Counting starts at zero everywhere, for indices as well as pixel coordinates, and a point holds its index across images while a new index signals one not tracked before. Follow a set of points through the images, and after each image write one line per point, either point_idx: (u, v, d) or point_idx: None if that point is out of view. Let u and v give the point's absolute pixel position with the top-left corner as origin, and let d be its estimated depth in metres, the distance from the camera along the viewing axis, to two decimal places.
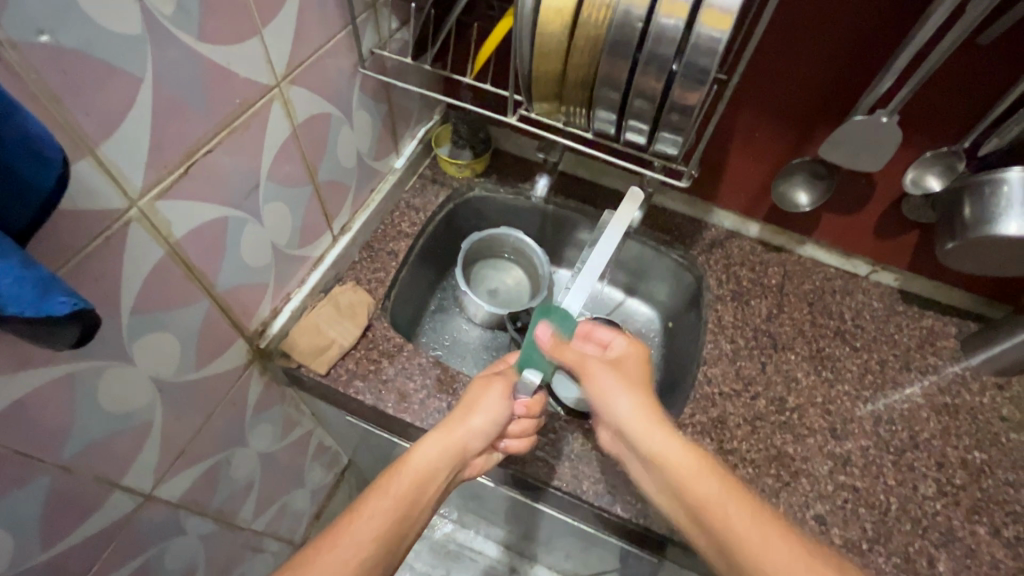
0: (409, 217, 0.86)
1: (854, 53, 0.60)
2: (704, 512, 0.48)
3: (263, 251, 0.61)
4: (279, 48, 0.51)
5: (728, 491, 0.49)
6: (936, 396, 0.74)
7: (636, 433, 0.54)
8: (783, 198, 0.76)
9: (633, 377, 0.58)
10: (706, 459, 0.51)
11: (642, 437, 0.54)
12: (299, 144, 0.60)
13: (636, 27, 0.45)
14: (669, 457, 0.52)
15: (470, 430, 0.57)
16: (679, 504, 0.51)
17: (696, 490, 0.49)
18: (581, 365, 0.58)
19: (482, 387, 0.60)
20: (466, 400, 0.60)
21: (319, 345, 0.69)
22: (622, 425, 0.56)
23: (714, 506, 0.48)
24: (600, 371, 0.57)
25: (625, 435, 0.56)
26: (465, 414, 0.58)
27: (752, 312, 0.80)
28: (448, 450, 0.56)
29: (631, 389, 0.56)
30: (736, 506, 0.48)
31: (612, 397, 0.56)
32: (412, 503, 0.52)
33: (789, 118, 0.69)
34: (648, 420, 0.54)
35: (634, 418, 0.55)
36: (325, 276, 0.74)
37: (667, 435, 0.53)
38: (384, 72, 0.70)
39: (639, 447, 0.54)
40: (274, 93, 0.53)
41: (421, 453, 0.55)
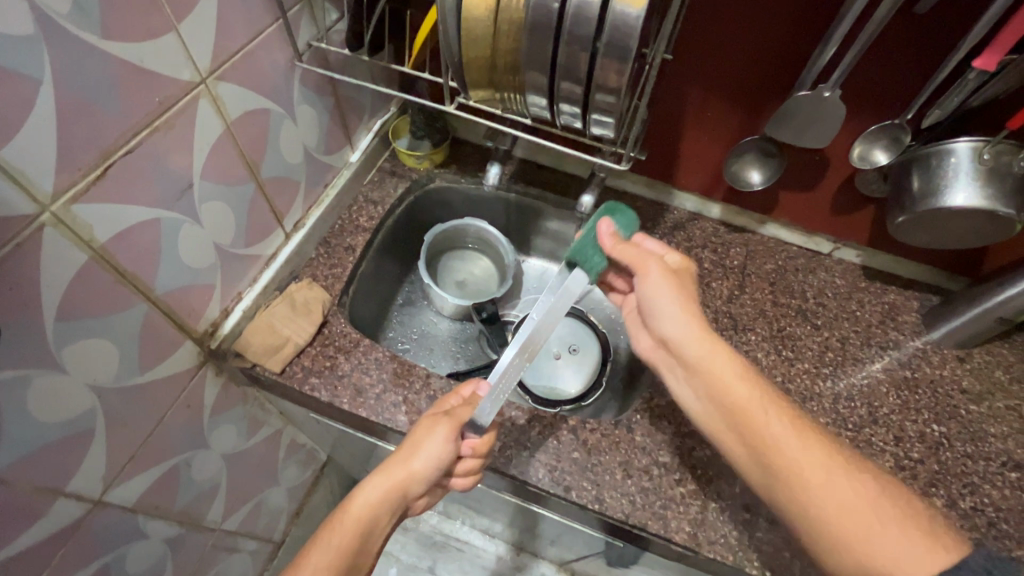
0: (367, 212, 0.85)
1: (796, 27, 0.59)
2: (743, 418, 0.54)
3: (205, 252, 0.60)
4: (199, 43, 0.50)
5: (775, 412, 0.53)
6: (896, 371, 0.74)
7: (688, 345, 0.57)
8: (736, 179, 0.75)
9: (687, 291, 0.59)
10: (765, 388, 0.55)
11: (694, 348, 0.57)
12: (235, 141, 0.59)
13: (553, 9, 0.44)
14: (725, 382, 0.55)
15: (412, 470, 0.57)
16: (724, 414, 0.56)
17: (758, 421, 0.53)
18: (634, 264, 0.60)
19: (430, 424, 0.59)
20: (410, 440, 0.59)
21: (273, 344, 0.69)
22: (671, 340, 0.58)
23: (755, 417, 0.53)
24: (653, 273, 0.59)
25: (676, 351, 0.58)
26: (406, 458, 0.58)
27: (713, 293, 0.80)
28: (389, 492, 0.57)
29: (677, 302, 0.58)
30: (774, 419, 0.53)
31: (658, 311, 0.59)
32: (353, 547, 0.54)
33: (739, 95, 0.68)
34: (699, 337, 0.57)
35: (687, 335, 0.57)
36: (279, 274, 0.74)
37: (714, 346, 0.56)
38: (327, 64, 0.69)
39: (684, 365, 0.58)
40: (199, 89, 0.52)
41: (362, 496, 0.57)
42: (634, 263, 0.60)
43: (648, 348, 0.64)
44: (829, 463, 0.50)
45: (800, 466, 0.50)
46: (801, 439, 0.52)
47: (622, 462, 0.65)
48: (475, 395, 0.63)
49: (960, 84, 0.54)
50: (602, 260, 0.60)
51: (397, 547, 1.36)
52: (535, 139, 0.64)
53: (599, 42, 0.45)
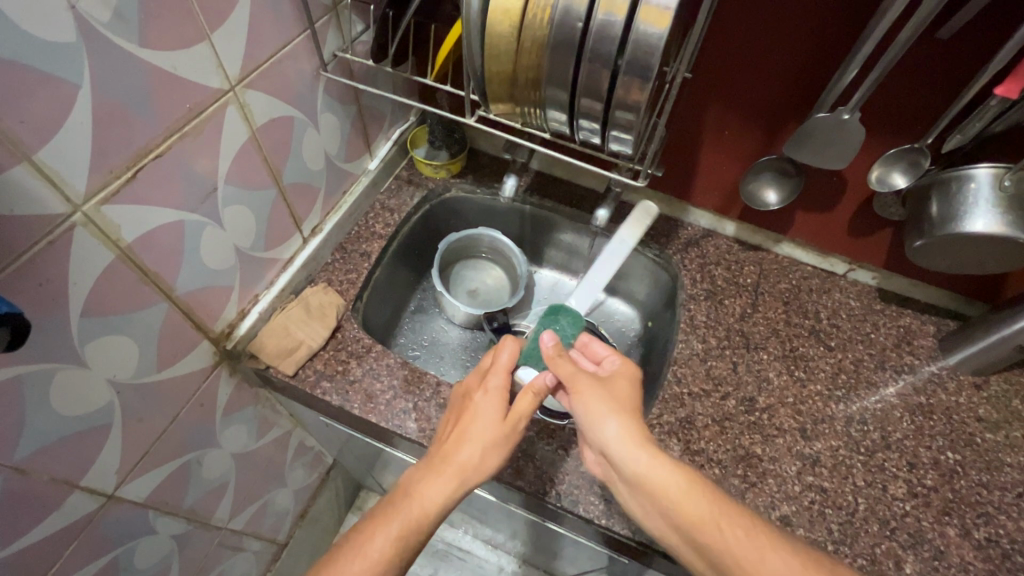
0: (383, 218, 0.86)
1: (816, 49, 0.59)
2: (698, 531, 0.49)
3: (225, 255, 0.61)
4: (230, 52, 0.51)
5: (704, 501, 0.50)
6: (910, 396, 0.73)
7: (627, 456, 0.53)
8: (752, 198, 0.75)
9: (625, 403, 0.57)
10: (687, 471, 0.52)
11: (626, 458, 0.53)
12: (259, 148, 0.60)
13: (576, 27, 0.45)
14: (655, 484, 0.51)
15: (480, 472, 0.55)
16: (667, 521, 0.51)
17: (702, 532, 0.49)
18: (568, 381, 0.59)
19: (505, 429, 0.57)
20: (479, 435, 0.56)
21: (287, 347, 0.70)
22: (608, 449, 0.55)
23: (711, 531, 0.49)
24: (586, 390, 0.58)
25: (614, 462, 0.55)
26: (478, 454, 0.55)
27: (725, 311, 0.80)
28: (459, 487, 0.54)
29: (615, 413, 0.56)
30: (716, 527, 0.49)
31: (598, 421, 0.56)
32: (419, 538, 0.52)
33: (757, 115, 0.68)
34: (635, 442, 0.53)
35: (621, 443, 0.54)
36: (295, 278, 0.75)
37: (649, 451, 0.53)
38: (351, 74, 0.70)
39: (626, 480, 0.54)
40: (228, 96, 0.53)
41: (435, 489, 0.53)
42: (569, 383, 0.59)
43: (598, 463, 0.59)
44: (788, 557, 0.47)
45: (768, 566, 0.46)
46: (769, 551, 0.47)
47: None
48: (538, 385, 0.59)
49: (981, 110, 0.54)
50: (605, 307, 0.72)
51: None
52: (553, 153, 0.65)
53: (620, 61, 0.46)
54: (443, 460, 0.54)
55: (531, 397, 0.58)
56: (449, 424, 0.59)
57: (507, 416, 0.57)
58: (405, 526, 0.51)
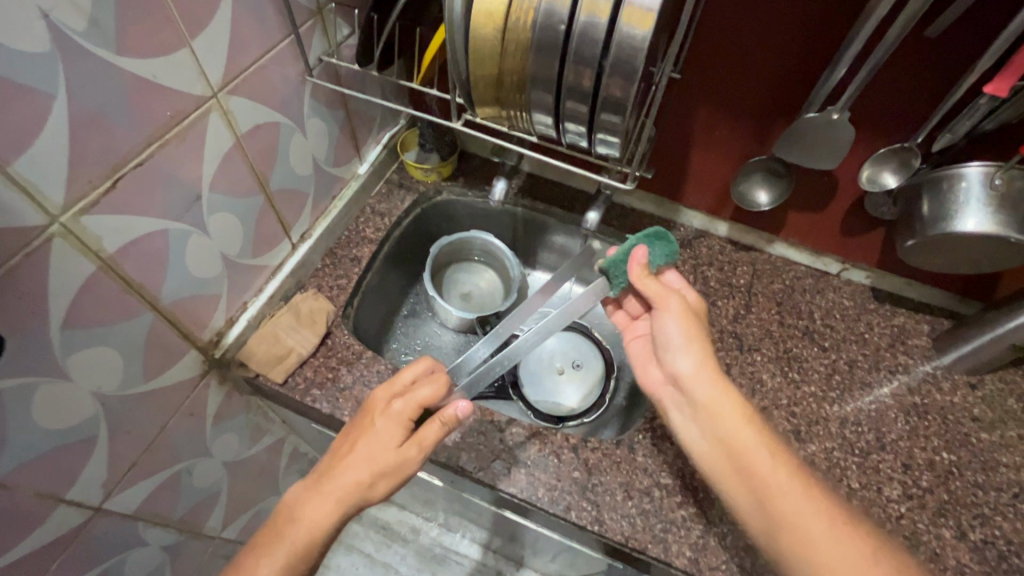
0: (374, 223, 0.86)
1: (803, 49, 0.59)
2: (742, 457, 0.51)
3: (211, 263, 0.61)
4: (211, 59, 0.51)
5: (775, 453, 0.51)
6: (905, 397, 0.72)
7: (694, 385, 0.55)
8: (743, 198, 0.75)
9: (700, 336, 0.58)
10: (766, 432, 0.52)
11: (699, 387, 0.55)
12: (244, 154, 0.60)
13: (560, 30, 0.45)
14: (726, 423, 0.53)
15: (366, 493, 0.52)
16: (721, 455, 0.53)
17: (756, 462, 0.50)
18: (654, 300, 0.59)
19: (399, 455, 0.53)
20: (368, 460, 0.53)
21: (276, 354, 0.69)
22: (680, 383, 0.57)
23: (751, 458, 0.51)
24: (671, 310, 0.58)
25: (684, 391, 0.56)
26: (367, 482, 0.52)
27: (718, 312, 0.79)
28: (343, 512, 0.52)
29: (689, 342, 0.57)
30: (771, 468, 0.50)
31: (675, 347, 0.58)
32: (299, 566, 0.50)
33: (746, 116, 0.68)
34: (711, 377, 0.55)
35: (697, 373, 0.56)
36: (284, 284, 0.74)
37: (717, 383, 0.55)
38: (338, 79, 0.70)
39: (692, 406, 0.56)
40: (210, 103, 0.53)
41: (314, 515, 0.51)
42: (654, 298, 0.59)
43: (658, 382, 0.61)
44: (824, 510, 0.48)
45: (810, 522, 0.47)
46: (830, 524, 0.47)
47: (624, 483, 0.64)
48: (448, 415, 0.55)
49: (970, 110, 0.54)
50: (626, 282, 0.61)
51: (397, 558, 1.36)
52: (540, 157, 0.65)
53: (605, 64, 0.46)
54: (325, 478, 0.52)
55: (437, 428, 0.55)
56: (343, 440, 0.56)
57: (407, 442, 0.54)
58: (288, 554, 0.50)
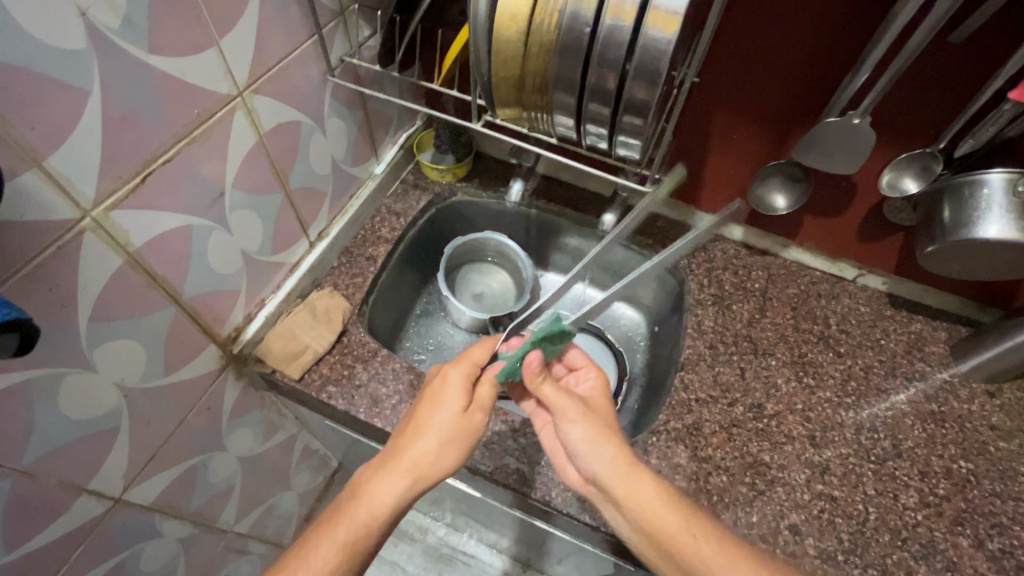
0: (389, 222, 0.86)
1: (823, 53, 0.59)
2: (671, 544, 0.48)
3: (232, 259, 0.61)
4: (238, 59, 0.52)
5: (699, 531, 0.48)
6: (922, 404, 0.72)
7: (596, 459, 0.53)
8: (760, 202, 0.74)
9: (601, 433, 0.55)
10: (689, 508, 0.49)
11: (619, 487, 0.51)
12: (266, 152, 0.60)
13: (584, 33, 0.45)
14: (643, 504, 0.49)
15: (433, 460, 0.53)
16: (646, 537, 0.50)
17: (683, 547, 0.47)
18: (552, 408, 0.58)
19: (465, 423, 0.56)
20: (437, 429, 0.55)
21: (293, 351, 0.70)
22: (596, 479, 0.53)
23: (686, 544, 0.47)
24: (557, 403, 0.57)
25: (603, 488, 0.53)
26: (439, 452, 0.54)
27: (733, 316, 0.79)
28: (414, 482, 0.52)
29: (597, 437, 0.54)
30: (710, 559, 0.46)
31: (580, 450, 0.54)
32: (370, 539, 0.49)
33: (764, 120, 0.68)
34: (624, 469, 0.51)
35: (586, 446, 0.54)
36: (301, 282, 0.75)
37: (638, 474, 0.51)
38: (358, 79, 0.71)
39: (614, 501, 0.52)
40: (236, 102, 0.53)
41: (386, 485, 0.51)
42: (553, 407, 0.58)
43: (579, 482, 0.58)
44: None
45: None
46: None
47: None
48: (492, 375, 0.59)
49: (994, 116, 0.53)
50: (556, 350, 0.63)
51: (404, 557, 1.36)
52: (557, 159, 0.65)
53: (628, 66, 0.46)
54: (393, 450, 0.54)
55: (488, 386, 0.59)
56: (408, 417, 0.57)
57: (470, 407, 0.57)
58: (363, 524, 0.49)
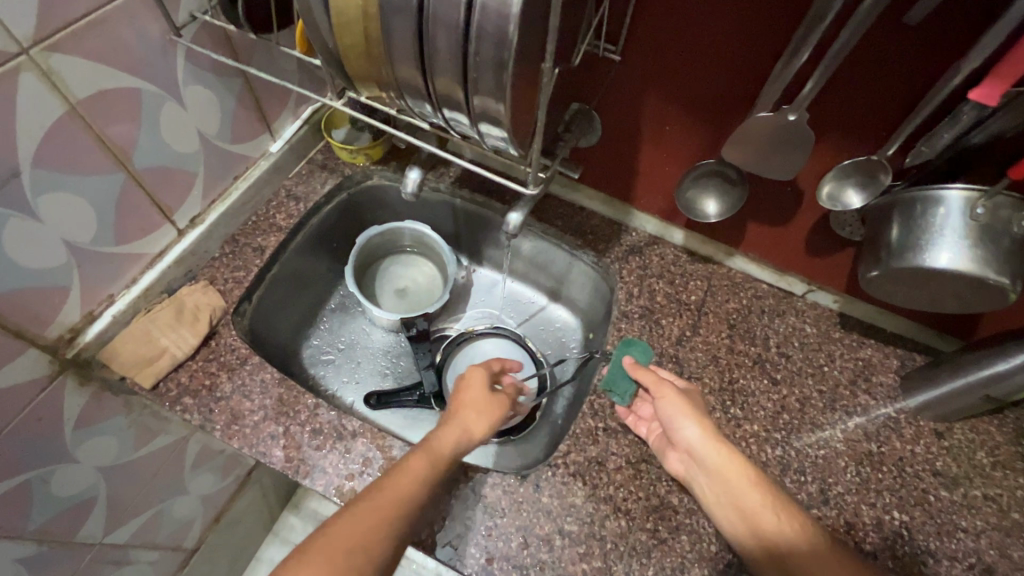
0: (286, 209, 0.76)
1: (760, 28, 0.48)
2: (759, 522, 0.51)
3: (52, 251, 0.52)
4: (14, 6, 0.41)
5: (782, 515, 0.51)
6: (859, 444, 0.64)
7: (705, 450, 0.55)
8: (691, 207, 0.63)
9: (698, 408, 0.58)
10: (775, 492, 0.53)
11: (710, 456, 0.54)
12: (87, 125, 0.50)
13: None
14: (737, 489, 0.52)
15: (473, 431, 0.58)
16: (735, 510, 0.52)
17: (771, 529, 0.50)
18: (651, 389, 0.60)
19: (489, 399, 0.62)
20: (474, 399, 0.61)
21: (146, 356, 0.62)
22: (691, 452, 0.56)
23: (768, 525, 0.50)
24: (670, 395, 0.58)
25: (695, 461, 0.55)
26: (466, 422, 0.58)
27: (661, 333, 0.70)
28: (463, 441, 0.56)
29: (698, 415, 0.57)
30: (800, 550, 0.48)
31: (679, 423, 0.56)
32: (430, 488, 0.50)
33: (698, 112, 0.58)
34: (713, 441, 0.55)
35: (703, 441, 0.55)
36: (166, 275, 0.66)
37: (723, 448, 0.55)
38: (226, 40, 0.60)
39: (707, 474, 0.54)
40: (21, 60, 0.43)
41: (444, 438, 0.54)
42: (652, 388, 0.60)
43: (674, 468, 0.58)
44: (833, 557, 0.48)
45: (777, 529, 0.50)
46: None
47: (523, 527, 0.57)
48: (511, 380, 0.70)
49: (951, 119, 0.44)
50: (630, 387, 0.62)
51: None
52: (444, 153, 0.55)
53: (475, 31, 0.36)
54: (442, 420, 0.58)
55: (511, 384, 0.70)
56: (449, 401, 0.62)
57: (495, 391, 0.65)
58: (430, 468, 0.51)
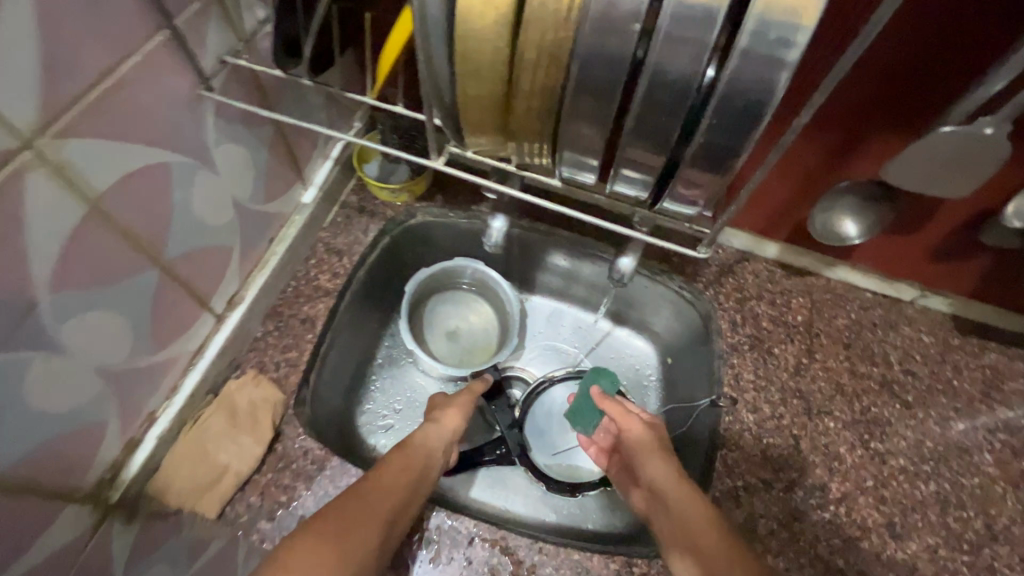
0: (329, 266, 0.65)
1: (942, 35, 0.40)
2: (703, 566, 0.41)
3: (82, 386, 0.41)
4: (13, 88, 0.30)
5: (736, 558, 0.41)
6: (1010, 464, 0.59)
7: (666, 484, 0.49)
8: (826, 233, 0.56)
9: (666, 445, 0.53)
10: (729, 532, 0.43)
11: (669, 491, 0.48)
12: (111, 222, 0.39)
13: (621, 32, 0.26)
14: (689, 525, 0.45)
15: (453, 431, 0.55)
16: (683, 552, 0.44)
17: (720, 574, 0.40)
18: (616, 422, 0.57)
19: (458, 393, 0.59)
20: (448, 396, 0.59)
21: (206, 478, 0.51)
22: (652, 489, 0.50)
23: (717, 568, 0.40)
24: (635, 427, 0.54)
25: (656, 499, 0.49)
26: (445, 425, 0.55)
27: (776, 364, 0.63)
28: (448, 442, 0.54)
29: (662, 450, 0.52)
30: None
31: (641, 457, 0.52)
32: (411, 496, 0.48)
33: (833, 124, 0.50)
34: (676, 476, 0.49)
35: (664, 475, 0.50)
36: (210, 374, 0.54)
37: (684, 486, 0.48)
38: (257, 84, 0.48)
39: (664, 511, 0.48)
40: (25, 157, 0.32)
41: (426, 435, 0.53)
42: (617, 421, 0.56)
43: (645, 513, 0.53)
44: None
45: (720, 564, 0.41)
46: None
47: None
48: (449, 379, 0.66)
49: None
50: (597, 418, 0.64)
51: None
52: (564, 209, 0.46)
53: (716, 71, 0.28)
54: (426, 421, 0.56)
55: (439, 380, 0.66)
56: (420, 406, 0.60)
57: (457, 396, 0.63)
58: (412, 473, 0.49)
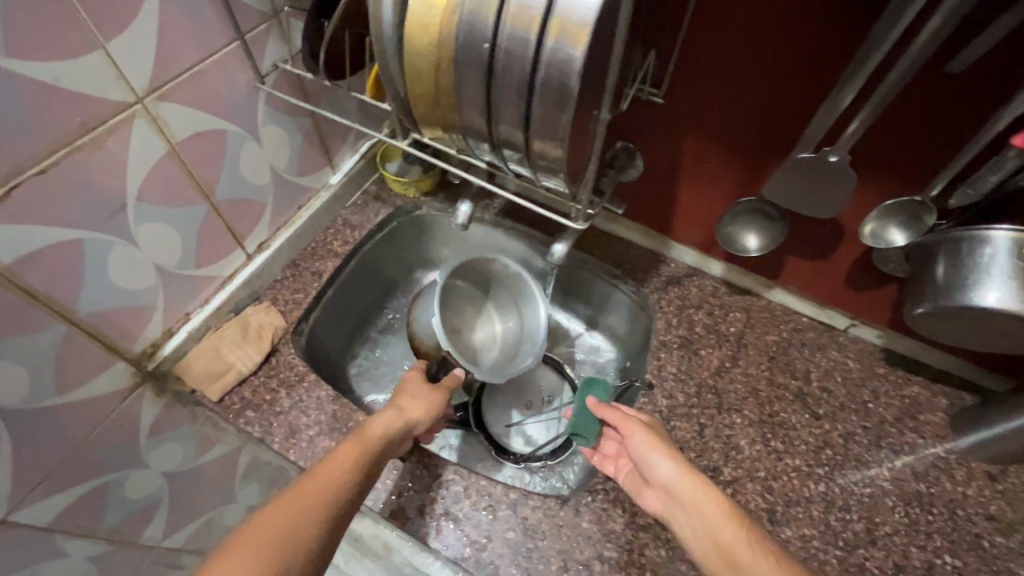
0: (343, 236, 0.81)
1: (797, 74, 0.51)
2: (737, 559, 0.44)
3: (142, 272, 0.58)
4: (135, 63, 0.49)
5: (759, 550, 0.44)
6: (907, 483, 0.63)
7: (683, 485, 0.51)
8: (730, 241, 0.66)
9: (669, 443, 0.55)
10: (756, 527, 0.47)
11: (684, 489, 0.51)
12: (180, 162, 0.57)
13: (483, 50, 0.39)
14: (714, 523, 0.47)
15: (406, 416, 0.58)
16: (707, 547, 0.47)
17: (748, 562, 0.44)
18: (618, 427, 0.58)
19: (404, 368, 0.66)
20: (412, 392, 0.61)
21: (215, 371, 0.67)
22: (667, 488, 0.52)
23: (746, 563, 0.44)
24: (637, 432, 0.56)
25: (672, 496, 0.52)
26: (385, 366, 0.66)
27: (699, 363, 0.71)
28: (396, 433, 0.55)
29: (669, 448, 0.54)
30: None
31: (651, 460, 0.54)
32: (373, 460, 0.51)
33: (739, 149, 0.60)
34: (690, 476, 0.52)
35: (678, 477, 0.52)
36: (234, 296, 0.71)
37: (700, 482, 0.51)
38: (300, 84, 0.66)
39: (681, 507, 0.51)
40: (135, 109, 0.50)
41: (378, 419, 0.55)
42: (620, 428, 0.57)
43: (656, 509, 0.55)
44: None
45: (754, 563, 0.43)
46: None
47: (564, 552, 0.58)
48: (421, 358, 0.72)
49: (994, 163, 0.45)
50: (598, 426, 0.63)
51: None
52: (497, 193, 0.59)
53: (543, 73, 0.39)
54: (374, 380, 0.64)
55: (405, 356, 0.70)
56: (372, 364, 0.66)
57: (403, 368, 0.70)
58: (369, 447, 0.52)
